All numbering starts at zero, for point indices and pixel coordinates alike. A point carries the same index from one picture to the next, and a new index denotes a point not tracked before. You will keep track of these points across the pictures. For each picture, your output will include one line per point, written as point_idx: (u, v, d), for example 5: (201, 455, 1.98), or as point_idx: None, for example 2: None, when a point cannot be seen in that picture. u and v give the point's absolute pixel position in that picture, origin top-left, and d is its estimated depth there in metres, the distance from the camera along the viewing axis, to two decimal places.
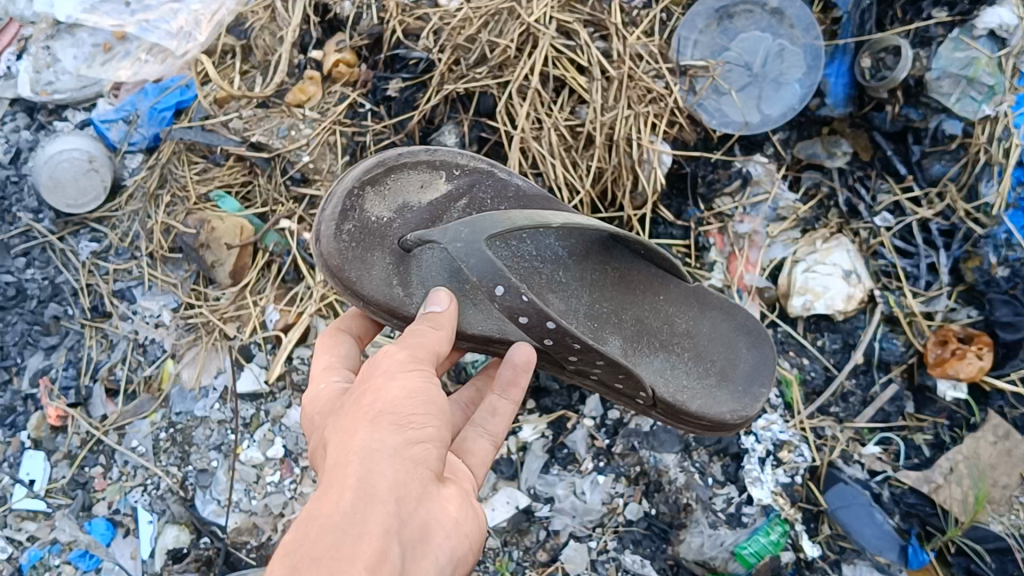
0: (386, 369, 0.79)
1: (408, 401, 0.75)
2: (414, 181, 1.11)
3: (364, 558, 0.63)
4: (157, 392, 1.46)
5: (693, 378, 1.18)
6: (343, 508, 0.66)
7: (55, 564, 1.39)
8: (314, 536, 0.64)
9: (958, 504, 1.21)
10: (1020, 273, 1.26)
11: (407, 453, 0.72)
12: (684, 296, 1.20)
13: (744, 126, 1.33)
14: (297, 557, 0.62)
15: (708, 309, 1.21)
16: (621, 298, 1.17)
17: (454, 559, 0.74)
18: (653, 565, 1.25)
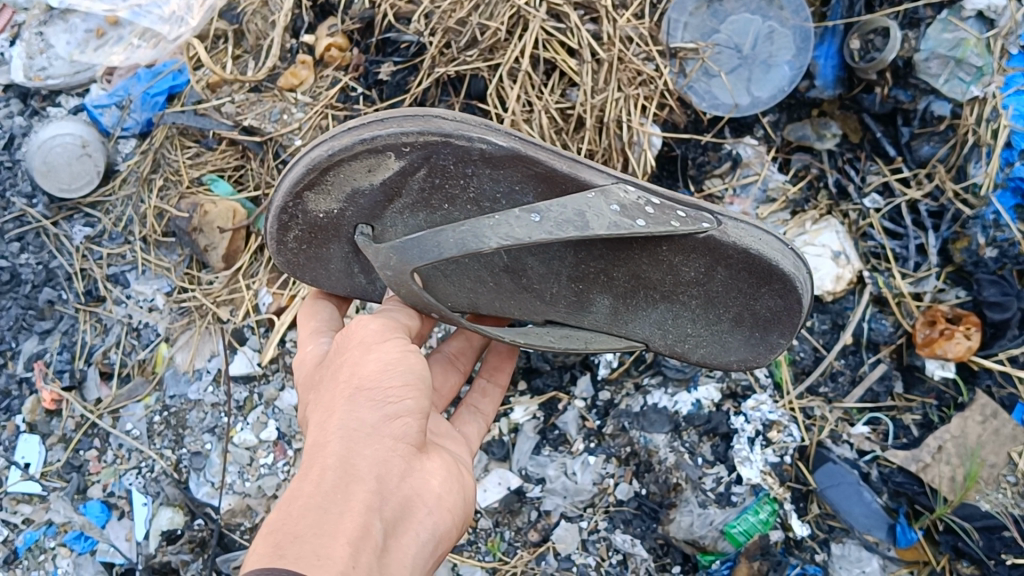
0: (363, 342, 0.82)
1: (385, 373, 0.79)
2: (359, 167, 0.92)
3: (345, 533, 0.68)
4: (151, 375, 1.47)
5: (700, 325, 1.08)
6: (325, 488, 0.71)
7: (50, 547, 1.41)
8: (295, 512, 0.69)
9: (947, 482, 1.22)
10: (1007, 254, 1.27)
11: (386, 429, 0.76)
12: (694, 246, 0.99)
13: (734, 108, 1.34)
14: (280, 534, 0.67)
15: (726, 260, 1.01)
16: (614, 252, 1.01)
17: (435, 531, 0.80)
18: (644, 544, 1.26)
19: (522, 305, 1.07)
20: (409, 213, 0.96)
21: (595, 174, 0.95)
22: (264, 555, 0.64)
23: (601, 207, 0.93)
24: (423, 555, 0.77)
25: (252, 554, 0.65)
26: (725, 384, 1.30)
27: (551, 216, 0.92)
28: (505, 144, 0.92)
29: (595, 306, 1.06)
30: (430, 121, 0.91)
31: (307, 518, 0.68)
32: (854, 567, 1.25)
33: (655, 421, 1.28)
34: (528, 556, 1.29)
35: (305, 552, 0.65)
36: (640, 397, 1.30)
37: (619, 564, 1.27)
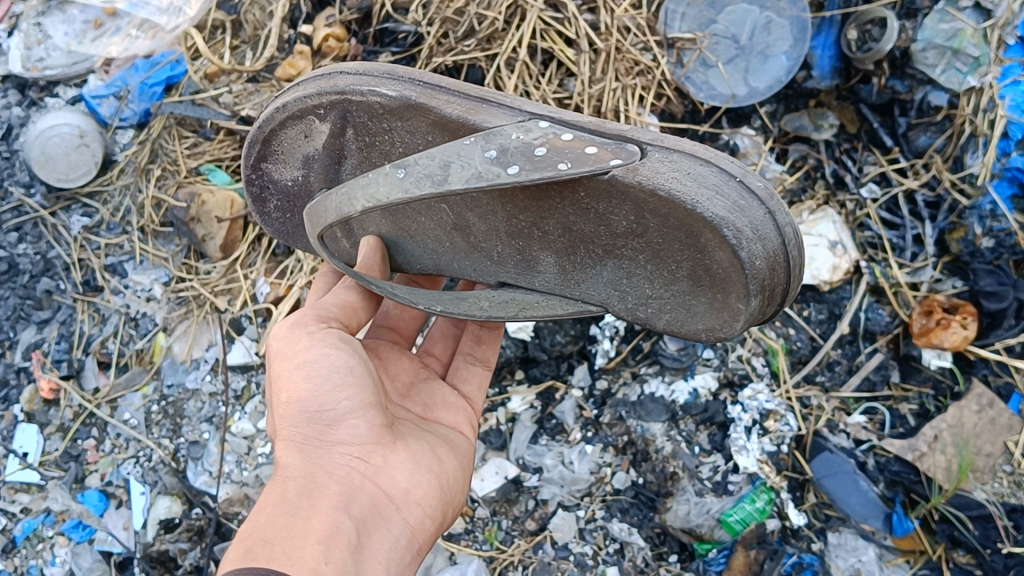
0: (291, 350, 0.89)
1: (313, 380, 0.85)
2: (296, 134, 0.99)
3: (315, 534, 0.76)
4: (148, 364, 1.47)
5: (659, 285, 0.92)
6: (289, 499, 0.80)
7: (49, 535, 1.40)
8: (265, 522, 0.77)
9: (943, 471, 1.22)
10: (1004, 244, 1.27)
11: (333, 436, 0.85)
12: (610, 194, 0.85)
13: (732, 98, 1.34)
14: (251, 541, 0.75)
15: (650, 207, 0.84)
16: (536, 207, 0.91)
17: (413, 523, 0.87)
18: (640, 533, 1.27)
19: (477, 264, 1.02)
20: (358, 172, 0.99)
21: (497, 114, 0.86)
22: (237, 559, 0.73)
23: (471, 155, 0.85)
24: (403, 545, 0.85)
25: (228, 561, 0.73)
26: (722, 373, 1.30)
27: (413, 170, 0.88)
28: (397, 95, 0.89)
29: (541, 265, 0.97)
30: (334, 80, 0.93)
31: (276, 525, 0.77)
32: (850, 556, 1.24)
33: (652, 409, 1.28)
34: (525, 545, 1.29)
35: (274, 554, 0.73)
36: (637, 386, 1.30)
37: (616, 553, 1.28)
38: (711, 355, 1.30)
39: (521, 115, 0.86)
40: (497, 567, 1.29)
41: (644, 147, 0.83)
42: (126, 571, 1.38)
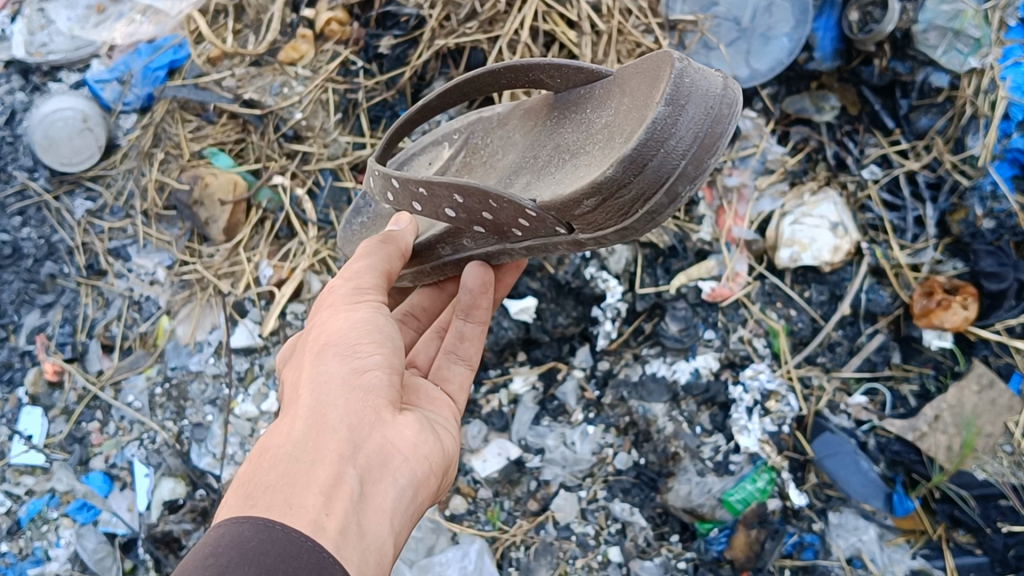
0: (333, 306, 0.87)
1: (352, 331, 0.83)
2: (425, 161, 1.20)
3: (318, 482, 0.69)
4: (152, 348, 1.48)
5: (594, 168, 0.87)
6: (295, 437, 0.73)
7: (53, 518, 1.40)
8: (267, 466, 0.71)
9: (944, 451, 1.23)
10: (1005, 225, 1.27)
11: (353, 381, 0.79)
12: (605, 91, 0.91)
13: (733, 81, 1.34)
14: (252, 488, 0.69)
15: (621, 82, 0.88)
16: (545, 133, 0.99)
17: (416, 480, 0.79)
18: (642, 513, 1.27)
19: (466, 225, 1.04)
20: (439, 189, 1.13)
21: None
22: (236, 508, 0.67)
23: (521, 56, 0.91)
24: (405, 504, 0.77)
25: (225, 507, 0.68)
26: (724, 353, 1.30)
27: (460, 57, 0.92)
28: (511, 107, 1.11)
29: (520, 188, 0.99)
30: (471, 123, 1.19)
31: (279, 469, 0.70)
32: (850, 535, 1.26)
33: (654, 390, 1.28)
34: (527, 525, 1.29)
35: (276, 502, 0.67)
36: (638, 368, 1.31)
37: (618, 533, 1.27)
38: (712, 336, 1.31)
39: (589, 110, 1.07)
40: (498, 547, 1.29)
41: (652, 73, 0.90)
42: (130, 552, 1.39)
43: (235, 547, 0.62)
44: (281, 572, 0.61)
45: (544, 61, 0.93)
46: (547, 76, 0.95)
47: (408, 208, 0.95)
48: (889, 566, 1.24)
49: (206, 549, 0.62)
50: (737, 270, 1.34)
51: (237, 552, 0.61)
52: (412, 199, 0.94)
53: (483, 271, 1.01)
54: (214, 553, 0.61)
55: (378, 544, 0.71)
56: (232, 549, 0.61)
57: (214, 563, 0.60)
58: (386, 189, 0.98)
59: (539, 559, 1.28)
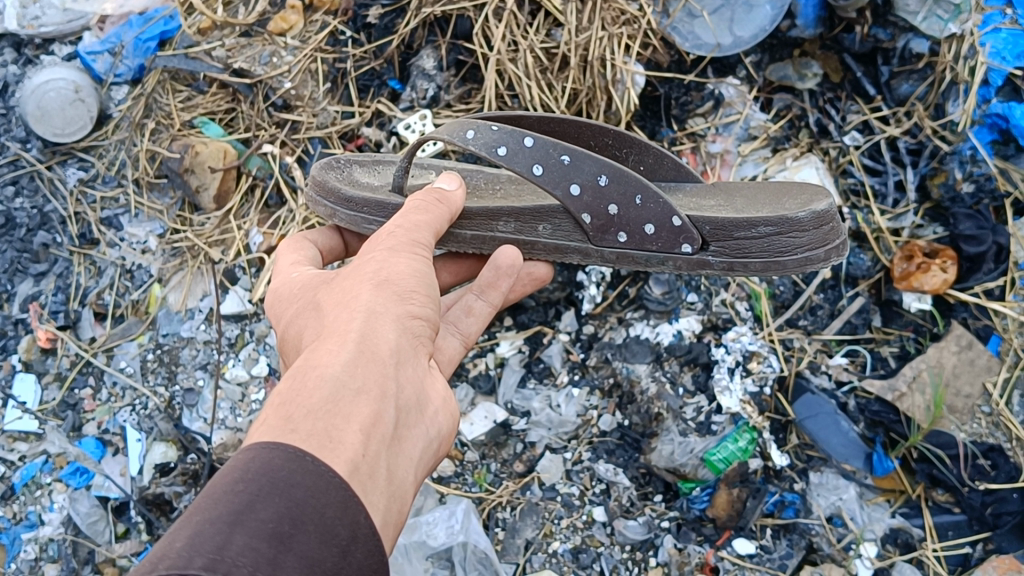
0: (387, 245, 0.84)
1: (406, 278, 0.80)
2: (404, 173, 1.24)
3: (358, 418, 0.66)
4: (144, 315, 1.49)
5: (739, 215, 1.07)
6: (341, 363, 0.69)
7: (46, 483, 1.41)
8: (311, 387, 0.67)
9: (921, 410, 1.25)
10: (983, 189, 1.30)
11: (404, 324, 0.76)
12: (704, 190, 1.17)
13: (716, 48, 1.37)
14: (291, 408, 0.65)
15: (739, 189, 1.17)
16: None
17: (438, 438, 0.77)
18: (626, 473, 1.29)
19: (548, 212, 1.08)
20: None
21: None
22: (274, 428, 0.62)
23: None
24: (425, 456, 0.75)
25: (259, 428, 0.63)
26: (707, 317, 1.32)
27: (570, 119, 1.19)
28: None
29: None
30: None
31: (323, 393, 0.66)
32: (831, 494, 1.27)
33: (637, 352, 1.31)
34: (513, 486, 1.31)
35: (318, 429, 0.63)
36: (622, 330, 1.34)
37: (602, 494, 1.29)
38: (695, 299, 1.33)
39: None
40: (485, 508, 1.30)
41: None
42: (122, 515, 1.39)
43: (266, 472, 0.58)
44: (313, 505, 0.57)
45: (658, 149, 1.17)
46: (653, 161, 1.18)
47: (519, 167, 1.00)
48: (869, 525, 1.26)
49: (235, 470, 0.58)
50: None
51: (268, 479, 0.57)
52: (535, 162, 1.00)
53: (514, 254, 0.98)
54: (243, 477, 0.57)
55: (402, 491, 0.68)
56: (268, 472, 0.58)
57: (244, 489, 0.56)
58: (501, 141, 1.00)
59: (524, 519, 1.28)
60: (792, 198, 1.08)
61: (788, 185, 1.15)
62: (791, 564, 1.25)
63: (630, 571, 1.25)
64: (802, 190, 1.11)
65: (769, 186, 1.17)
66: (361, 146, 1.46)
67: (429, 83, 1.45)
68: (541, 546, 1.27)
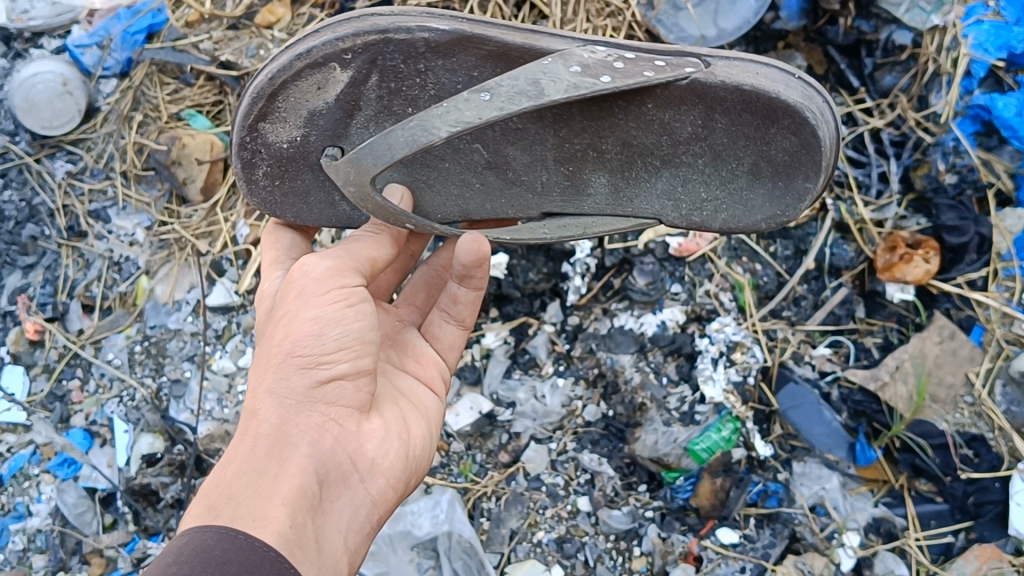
0: (301, 292, 0.83)
1: (319, 337, 0.81)
2: (308, 87, 0.94)
3: (281, 494, 0.74)
4: (132, 307, 1.49)
5: (715, 187, 1.04)
6: (258, 453, 0.77)
7: (34, 474, 1.42)
8: (230, 478, 0.74)
9: (903, 401, 1.26)
10: (966, 180, 1.31)
11: (318, 394, 0.81)
12: (680, 96, 0.96)
13: (701, 39, 1.34)
14: (214, 497, 0.72)
15: (722, 105, 0.96)
16: (595, 126, 1.00)
17: (373, 494, 0.86)
18: (610, 463, 1.30)
19: (516, 201, 1.08)
20: (374, 124, 0.98)
21: (555, 41, 0.93)
22: (199, 516, 0.70)
23: (557, 71, 0.91)
24: (360, 512, 0.84)
25: (189, 515, 0.71)
26: (690, 307, 1.32)
27: (500, 92, 0.91)
28: (448, 27, 0.91)
29: (592, 187, 1.06)
30: (366, 22, 0.91)
31: (242, 482, 0.74)
32: (814, 484, 1.28)
33: (621, 342, 1.31)
34: (498, 476, 1.31)
35: (237, 518, 0.70)
36: (606, 321, 1.33)
37: (586, 484, 1.30)
38: (679, 290, 1.33)
39: (579, 42, 0.94)
40: (470, 498, 1.31)
41: (705, 57, 0.95)
42: (109, 506, 1.40)
43: (198, 555, 0.66)
44: None
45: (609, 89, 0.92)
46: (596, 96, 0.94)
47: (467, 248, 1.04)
48: (852, 514, 1.27)
49: (170, 554, 0.66)
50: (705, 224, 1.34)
51: (201, 560, 0.65)
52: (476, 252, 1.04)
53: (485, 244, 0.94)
54: (177, 560, 0.65)
55: (334, 556, 0.77)
56: (197, 556, 0.65)
57: (178, 572, 0.64)
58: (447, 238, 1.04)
59: (510, 509, 1.30)
60: (773, 163, 1.00)
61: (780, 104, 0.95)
62: (774, 553, 1.26)
63: (614, 561, 1.27)
64: (787, 139, 0.98)
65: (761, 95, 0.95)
66: None
67: None
68: (526, 536, 1.29)
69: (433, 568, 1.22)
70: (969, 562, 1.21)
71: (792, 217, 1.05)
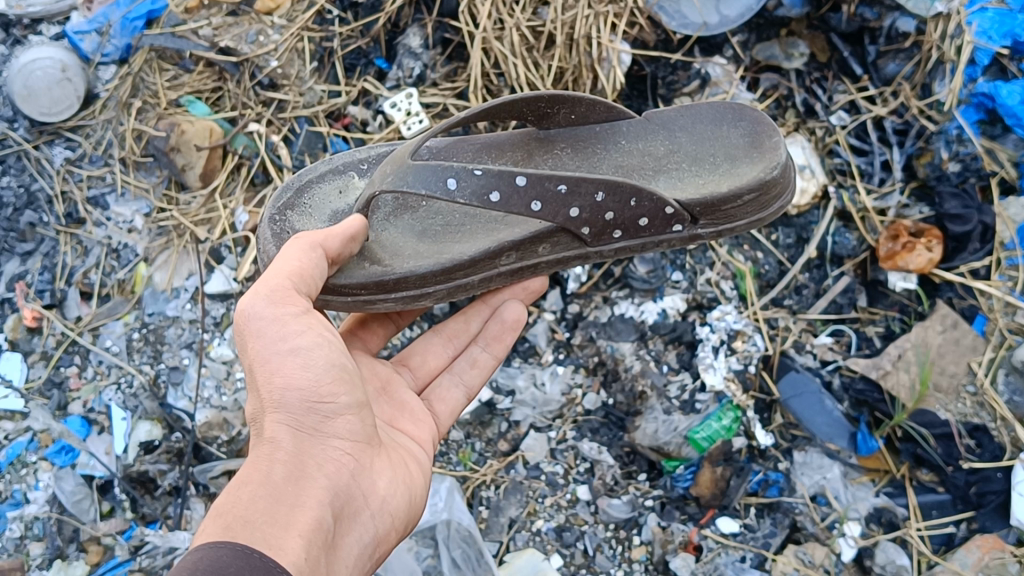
0: (264, 327, 0.82)
1: (314, 373, 0.80)
2: (330, 190, 1.14)
3: (297, 524, 0.73)
4: (130, 294, 1.46)
5: (706, 172, 1.18)
6: (271, 483, 0.76)
7: (31, 461, 1.35)
8: (246, 502, 0.73)
9: (905, 390, 1.26)
10: (970, 168, 1.31)
11: (324, 430, 0.81)
12: (639, 129, 1.23)
13: (703, 27, 1.38)
14: (230, 520, 0.71)
15: (675, 124, 1.24)
16: (588, 162, 1.20)
17: (382, 533, 0.84)
18: (610, 451, 1.30)
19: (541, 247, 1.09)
20: (394, 217, 1.11)
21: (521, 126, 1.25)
22: (217, 534, 0.69)
23: None
24: (368, 551, 0.82)
25: (204, 533, 0.70)
26: (691, 295, 1.34)
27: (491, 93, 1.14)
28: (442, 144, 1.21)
29: None
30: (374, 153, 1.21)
31: (257, 507, 0.73)
32: (815, 474, 1.28)
33: (622, 330, 1.32)
34: (498, 465, 1.30)
35: (256, 541, 0.69)
36: (607, 309, 1.35)
37: (586, 472, 1.29)
38: (680, 278, 1.35)
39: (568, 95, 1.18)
40: (469, 486, 1.29)
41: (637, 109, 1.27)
42: (107, 494, 1.34)
43: (214, 567, 0.64)
44: None
45: (589, 98, 1.18)
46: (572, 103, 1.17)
47: (519, 207, 1.00)
48: (853, 504, 1.26)
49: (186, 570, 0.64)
50: None
51: None
52: (530, 200, 1.00)
53: (519, 310, 1.10)
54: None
55: None
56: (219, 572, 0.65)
57: None
58: (491, 187, 0.98)
59: (509, 498, 1.28)
60: (739, 148, 1.21)
61: (726, 116, 1.25)
62: (775, 542, 1.24)
63: (614, 550, 1.25)
64: (738, 126, 1.23)
65: (704, 117, 1.25)
66: (349, 124, 1.50)
67: (415, 62, 1.50)
68: (525, 524, 1.26)
69: (431, 557, 1.20)
70: (971, 553, 1.18)
71: (782, 161, 1.16)
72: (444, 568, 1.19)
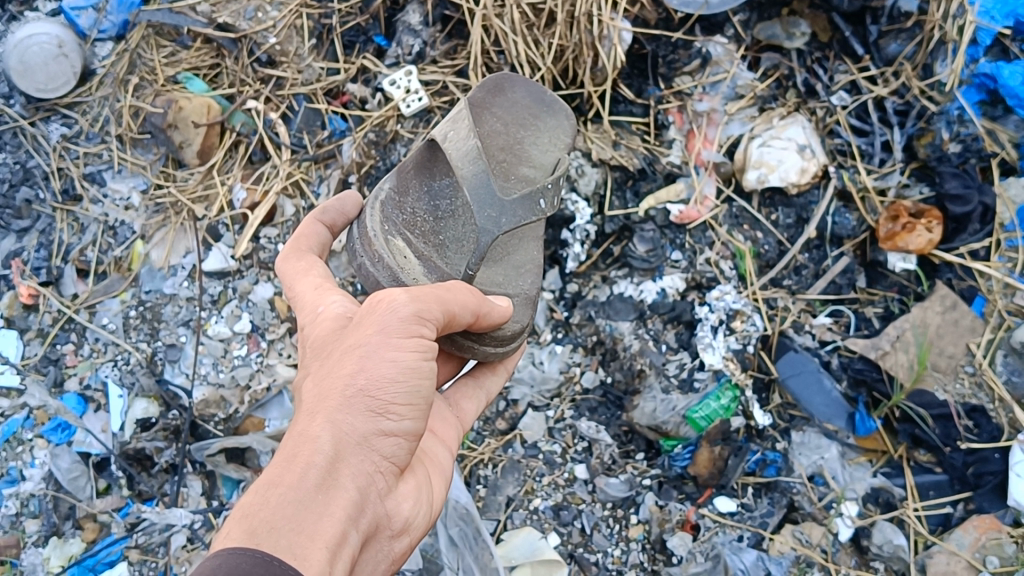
0: (380, 326, 0.76)
1: (394, 385, 0.74)
2: (398, 256, 1.01)
3: (323, 537, 0.66)
4: (126, 272, 1.45)
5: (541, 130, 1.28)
6: (308, 484, 0.68)
7: (27, 439, 1.34)
8: (274, 504, 0.66)
9: (904, 369, 1.26)
10: (971, 148, 1.31)
11: (375, 443, 0.73)
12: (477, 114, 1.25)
13: (705, 5, 1.37)
14: (256, 521, 0.64)
15: (485, 103, 1.27)
16: None
17: (390, 556, 0.78)
18: (608, 430, 1.30)
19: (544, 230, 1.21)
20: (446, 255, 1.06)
21: None
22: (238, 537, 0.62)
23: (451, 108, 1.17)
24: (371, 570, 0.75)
25: (225, 534, 0.63)
26: (690, 275, 1.34)
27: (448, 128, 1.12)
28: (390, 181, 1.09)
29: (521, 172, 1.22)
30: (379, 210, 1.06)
31: (285, 510, 0.66)
32: (812, 454, 1.28)
33: (620, 310, 1.33)
34: (495, 443, 1.30)
35: (281, 548, 0.63)
36: (606, 288, 1.36)
37: (584, 451, 1.29)
38: (679, 257, 1.36)
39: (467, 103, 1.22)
40: (466, 465, 1.29)
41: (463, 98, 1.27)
42: (103, 471, 1.33)
43: None
44: None
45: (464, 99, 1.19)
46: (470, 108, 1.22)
47: None
48: (851, 484, 1.26)
49: None
50: (706, 194, 1.38)
51: None
52: None
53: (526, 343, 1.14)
54: None
55: None
56: None
57: None
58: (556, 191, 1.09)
59: (506, 477, 1.28)
60: (531, 104, 1.29)
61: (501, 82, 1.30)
62: (771, 522, 1.24)
63: (611, 529, 1.25)
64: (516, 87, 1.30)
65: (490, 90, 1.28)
66: (347, 103, 1.49)
67: (415, 39, 1.49)
68: (522, 503, 1.26)
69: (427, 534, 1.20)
70: (967, 533, 1.19)
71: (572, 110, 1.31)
72: (440, 546, 1.19)
